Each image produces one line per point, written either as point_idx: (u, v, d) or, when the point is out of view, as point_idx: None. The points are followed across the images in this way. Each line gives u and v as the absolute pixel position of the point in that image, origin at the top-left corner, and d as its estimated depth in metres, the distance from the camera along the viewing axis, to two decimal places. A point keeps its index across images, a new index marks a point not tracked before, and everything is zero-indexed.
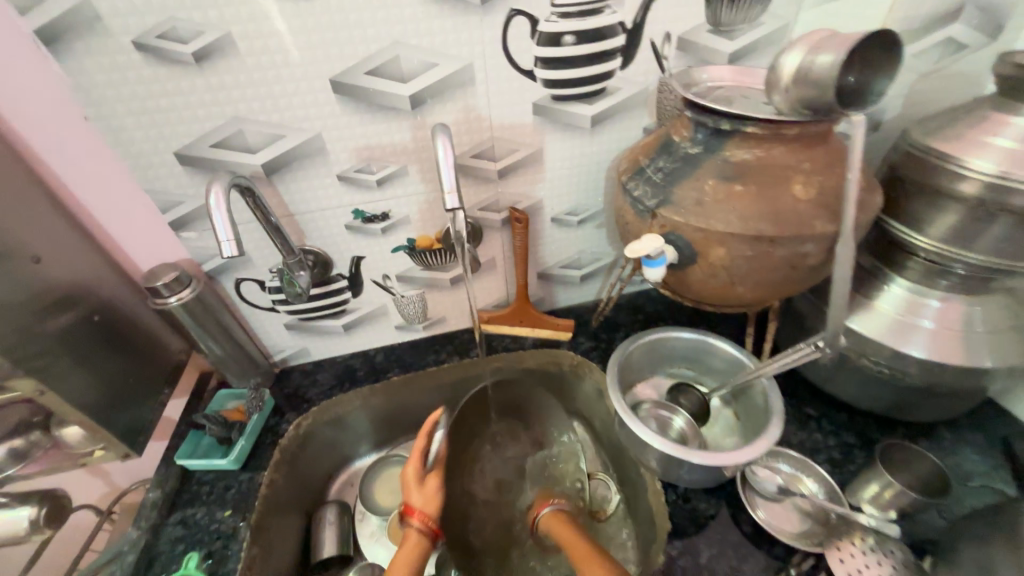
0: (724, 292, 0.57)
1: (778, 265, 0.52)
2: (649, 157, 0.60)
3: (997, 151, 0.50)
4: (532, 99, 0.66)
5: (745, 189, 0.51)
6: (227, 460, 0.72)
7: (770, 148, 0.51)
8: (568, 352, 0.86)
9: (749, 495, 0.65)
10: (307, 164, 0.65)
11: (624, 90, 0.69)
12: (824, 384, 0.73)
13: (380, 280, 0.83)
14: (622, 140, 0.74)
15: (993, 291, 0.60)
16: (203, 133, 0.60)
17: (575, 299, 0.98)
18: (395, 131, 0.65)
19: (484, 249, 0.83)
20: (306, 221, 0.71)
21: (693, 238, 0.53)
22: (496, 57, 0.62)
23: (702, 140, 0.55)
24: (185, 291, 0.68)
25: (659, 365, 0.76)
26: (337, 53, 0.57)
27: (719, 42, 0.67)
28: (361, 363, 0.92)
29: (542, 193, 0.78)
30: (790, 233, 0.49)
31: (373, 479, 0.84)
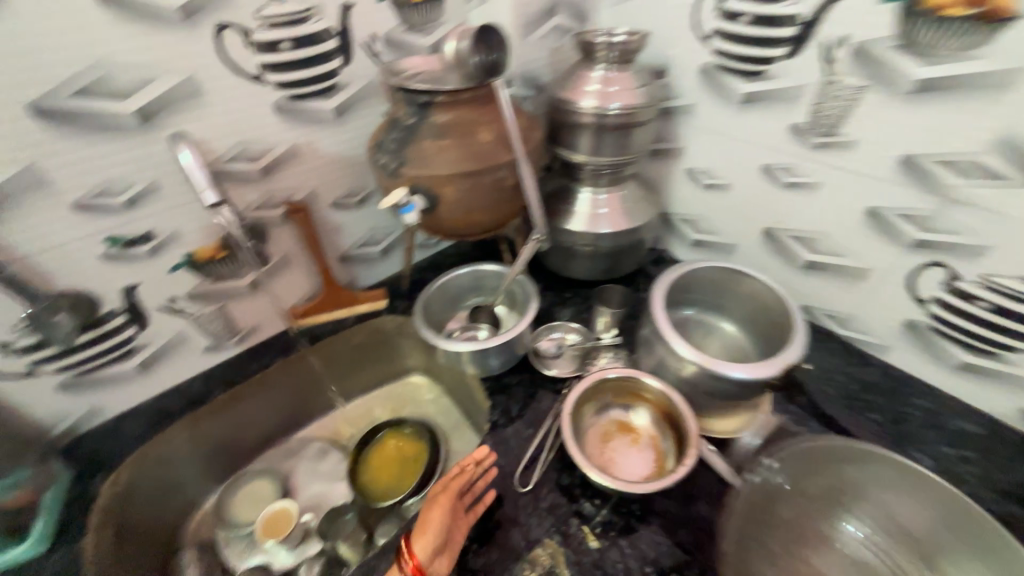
0: (468, 220, 0.77)
1: (490, 190, 0.74)
2: (385, 133, 0.76)
3: (591, 93, 0.80)
4: (270, 100, 0.74)
5: (450, 142, 0.70)
6: (28, 543, 0.67)
7: (458, 110, 0.71)
8: (388, 316, 1.01)
9: (542, 361, 0.88)
10: (27, 200, 0.61)
11: (355, 84, 0.82)
12: (568, 273, 1.03)
13: (168, 305, 0.80)
14: (369, 125, 0.88)
15: (628, 179, 0.95)
16: None
17: (384, 273, 1.10)
18: (129, 148, 0.65)
19: (275, 246, 0.88)
20: (46, 261, 0.66)
21: (428, 184, 0.71)
22: (219, 67, 0.68)
23: (414, 112, 0.72)
24: None
25: (456, 302, 0.94)
26: (27, 79, 0.56)
27: (417, 38, 0.86)
28: (176, 398, 0.87)
29: (313, 183, 0.87)
30: (486, 165, 0.71)
31: (229, 500, 0.86)
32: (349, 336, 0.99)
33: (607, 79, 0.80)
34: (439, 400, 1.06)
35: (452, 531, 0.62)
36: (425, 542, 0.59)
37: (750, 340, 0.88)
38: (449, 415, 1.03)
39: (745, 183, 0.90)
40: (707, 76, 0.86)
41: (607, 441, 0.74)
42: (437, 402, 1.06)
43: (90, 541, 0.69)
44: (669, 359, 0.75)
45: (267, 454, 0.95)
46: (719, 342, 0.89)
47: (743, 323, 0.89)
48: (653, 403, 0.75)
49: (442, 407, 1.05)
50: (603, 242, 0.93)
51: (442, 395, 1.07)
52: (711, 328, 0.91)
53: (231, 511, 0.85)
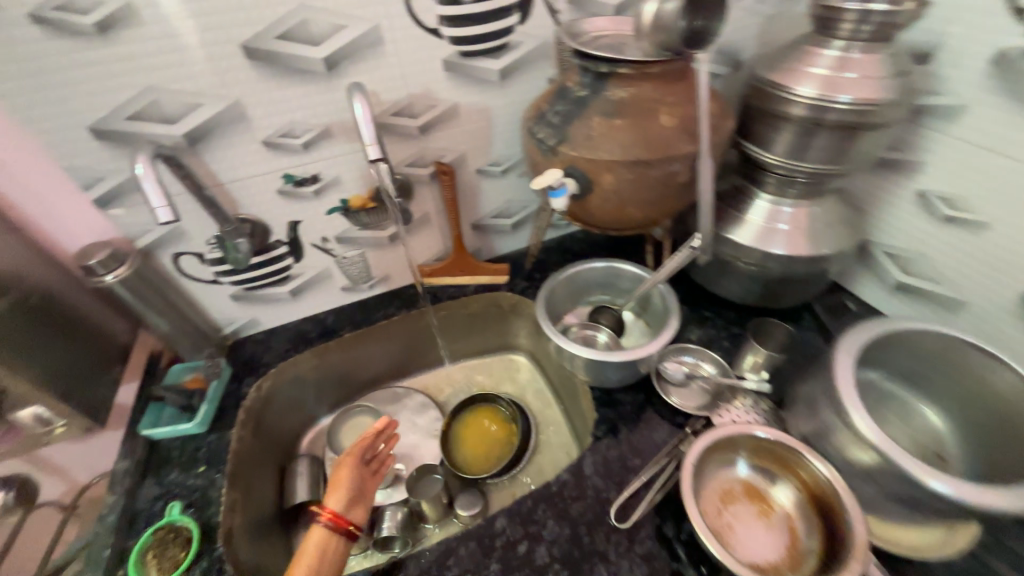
0: (620, 214, 0.68)
1: (655, 185, 0.63)
2: (549, 103, 0.68)
3: (814, 78, 0.62)
4: (441, 56, 0.72)
5: (622, 123, 0.60)
6: (194, 422, 0.77)
7: (641, 86, 0.60)
8: (506, 293, 0.99)
9: (663, 385, 0.77)
10: (230, 132, 0.67)
11: (526, 44, 0.76)
12: (713, 289, 0.88)
13: (320, 243, 0.87)
14: (531, 91, 0.82)
15: (826, 195, 0.75)
16: (118, 105, 0.60)
17: (510, 247, 1.07)
18: (313, 93, 0.68)
19: (417, 204, 0.89)
20: (237, 189, 0.73)
21: (586, 168, 0.63)
22: (402, 18, 0.67)
23: (588, 82, 0.63)
24: (122, 267, 0.70)
25: (579, 296, 0.87)
26: (244, 18, 0.60)
27: None
28: (313, 326, 0.96)
29: (463, 146, 0.84)
30: (659, 156, 0.60)
31: (339, 428, 0.94)
32: (466, 304, 0.99)
33: (843, 61, 0.61)
34: (538, 388, 1.03)
35: (362, 488, 0.67)
36: (337, 497, 0.64)
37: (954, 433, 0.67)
38: (547, 406, 1.00)
39: (1013, 224, 0.65)
40: (1000, 68, 0.61)
41: (727, 502, 0.62)
42: (536, 389, 1.03)
43: (235, 435, 0.79)
44: (838, 432, 0.59)
45: (374, 394, 1.02)
46: (906, 424, 0.69)
47: (952, 410, 0.67)
48: (803, 481, 0.61)
49: (540, 396, 1.02)
50: (774, 265, 0.76)
51: (541, 383, 1.04)
52: (898, 402, 0.71)
53: (340, 438, 0.93)
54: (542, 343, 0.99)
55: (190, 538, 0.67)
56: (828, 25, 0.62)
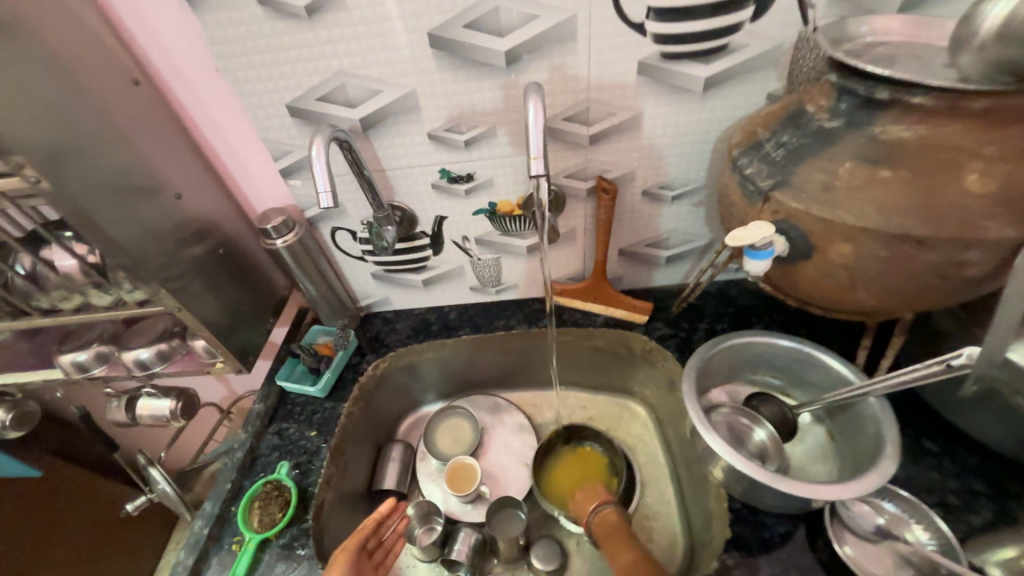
0: (840, 295, 0.48)
1: (920, 273, 0.42)
2: (771, 129, 0.51)
3: None
4: (638, 57, 0.60)
5: (894, 175, 0.41)
6: (316, 388, 0.82)
7: (943, 125, 0.40)
8: (640, 336, 0.84)
9: (836, 528, 0.57)
10: (401, 121, 0.66)
11: (751, 48, 0.59)
12: (949, 416, 0.62)
13: (460, 241, 0.84)
14: (740, 107, 0.64)
15: None
16: (311, 86, 0.62)
17: (658, 280, 0.91)
18: (486, 89, 0.63)
19: (565, 219, 0.80)
20: (396, 178, 0.73)
21: (811, 229, 0.45)
22: (604, 9, 0.56)
23: (845, 110, 0.45)
24: (290, 234, 0.76)
25: (739, 371, 0.69)
26: (437, 4, 0.56)
27: None
28: (435, 318, 0.96)
29: (635, 164, 0.72)
30: (946, 236, 0.39)
31: (436, 425, 0.92)
32: (592, 336, 0.86)
33: None
34: (651, 452, 0.86)
35: None
36: None
37: None
38: (657, 480, 0.82)
39: None
40: None
41: None
42: (649, 453, 0.86)
43: (346, 409, 0.82)
44: None
45: (478, 398, 0.97)
46: None
47: None
48: None
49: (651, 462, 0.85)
50: None
51: (656, 448, 0.86)
52: None
53: (435, 435, 0.91)
54: (672, 405, 0.81)
55: (287, 502, 0.72)
56: None
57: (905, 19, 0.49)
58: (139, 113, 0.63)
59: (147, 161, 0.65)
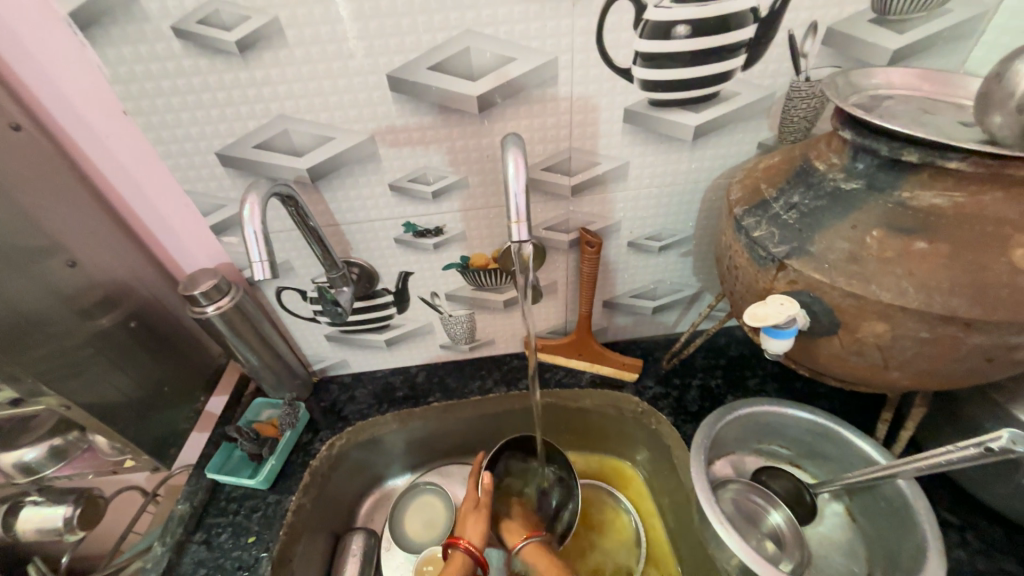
0: (868, 373, 0.43)
1: (965, 355, 0.38)
2: (777, 186, 0.46)
3: None
4: (624, 103, 0.54)
5: (931, 248, 0.37)
6: (256, 480, 0.68)
7: (979, 194, 0.37)
8: (631, 396, 0.75)
9: None
10: (357, 171, 0.57)
11: (743, 95, 0.55)
12: (969, 484, 0.57)
13: (428, 298, 0.75)
14: (731, 156, 0.60)
15: None
16: (247, 132, 0.53)
17: (644, 331, 0.85)
18: (456, 136, 0.55)
19: (546, 272, 0.73)
20: (352, 232, 0.63)
21: (839, 304, 0.39)
22: (588, 52, 0.50)
23: (863, 171, 0.41)
24: (224, 299, 0.63)
25: (745, 441, 0.62)
26: (397, 43, 0.48)
27: (883, 34, 0.51)
28: (401, 381, 0.85)
29: (620, 213, 0.65)
30: (1001, 319, 0.34)
31: (403, 507, 0.79)
32: (578, 398, 0.76)
33: None
34: (654, 530, 0.73)
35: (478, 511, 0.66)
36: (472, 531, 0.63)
37: None
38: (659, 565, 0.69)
39: None
40: None
41: None
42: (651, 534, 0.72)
43: (294, 502, 0.68)
44: None
45: (451, 468, 0.84)
46: None
47: None
48: None
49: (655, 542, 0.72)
50: None
51: (657, 525, 0.73)
52: None
53: (403, 519, 0.78)
54: (670, 476, 0.69)
55: None
56: None
57: (908, 72, 0.46)
58: (20, 163, 0.50)
59: (30, 220, 0.52)
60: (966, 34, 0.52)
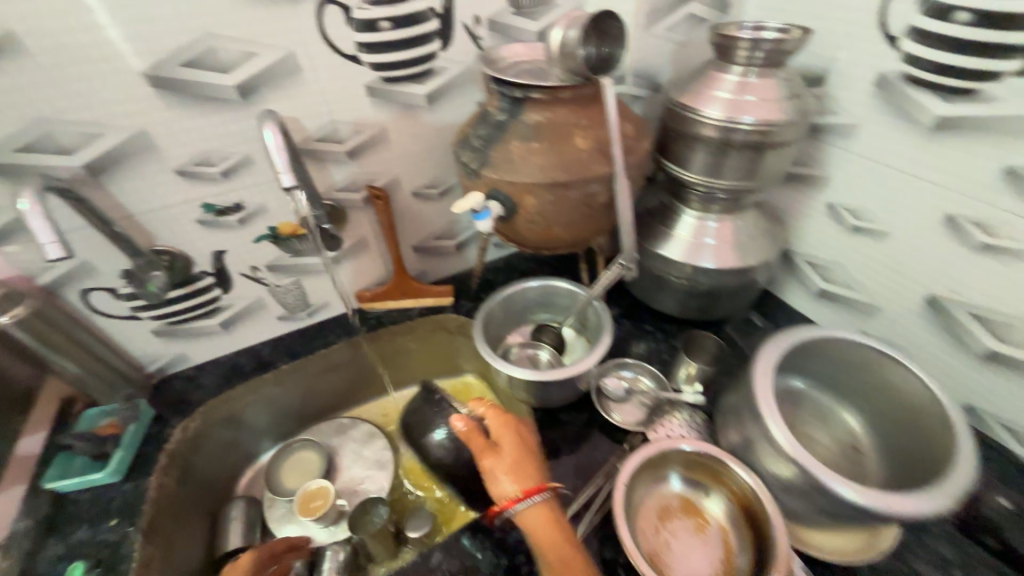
0: (545, 235, 0.68)
1: (576, 206, 0.64)
2: (472, 127, 0.69)
3: (721, 101, 0.66)
4: (363, 82, 0.72)
5: (540, 146, 0.62)
6: (105, 472, 0.72)
7: (555, 110, 0.62)
8: (451, 316, 0.97)
9: (603, 402, 0.77)
10: (138, 162, 0.64)
11: (451, 69, 0.77)
12: (652, 303, 0.90)
13: (249, 273, 0.84)
14: (461, 115, 0.82)
15: (743, 206, 0.78)
16: (3, 138, 0.57)
17: (455, 267, 1.06)
18: (226, 122, 0.67)
19: (352, 229, 0.88)
20: (151, 221, 0.70)
21: (507, 190, 0.63)
22: (319, 45, 0.66)
23: (507, 108, 0.65)
24: (18, 308, 0.65)
25: (520, 315, 0.87)
26: (145, 47, 0.58)
27: (526, 21, 0.77)
28: (247, 358, 0.92)
29: (395, 170, 0.84)
30: (576, 178, 0.61)
31: (279, 467, 0.90)
32: (410, 328, 0.96)
33: (744, 85, 0.65)
34: (497, 420, 0.97)
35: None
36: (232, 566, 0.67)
37: (874, 439, 0.72)
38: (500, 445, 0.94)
39: (913, 234, 0.72)
40: (884, 88, 0.68)
41: (665, 518, 0.62)
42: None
43: (154, 482, 0.73)
44: (760, 444, 0.61)
45: (321, 425, 0.98)
46: (828, 426, 0.75)
47: (872, 416, 0.72)
48: (734, 493, 0.61)
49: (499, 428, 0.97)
50: (703, 278, 0.79)
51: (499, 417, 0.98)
52: (825, 407, 0.76)
53: (280, 478, 0.89)
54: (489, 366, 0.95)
55: None
56: (728, 52, 0.66)
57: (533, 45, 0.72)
58: None
59: None
60: None
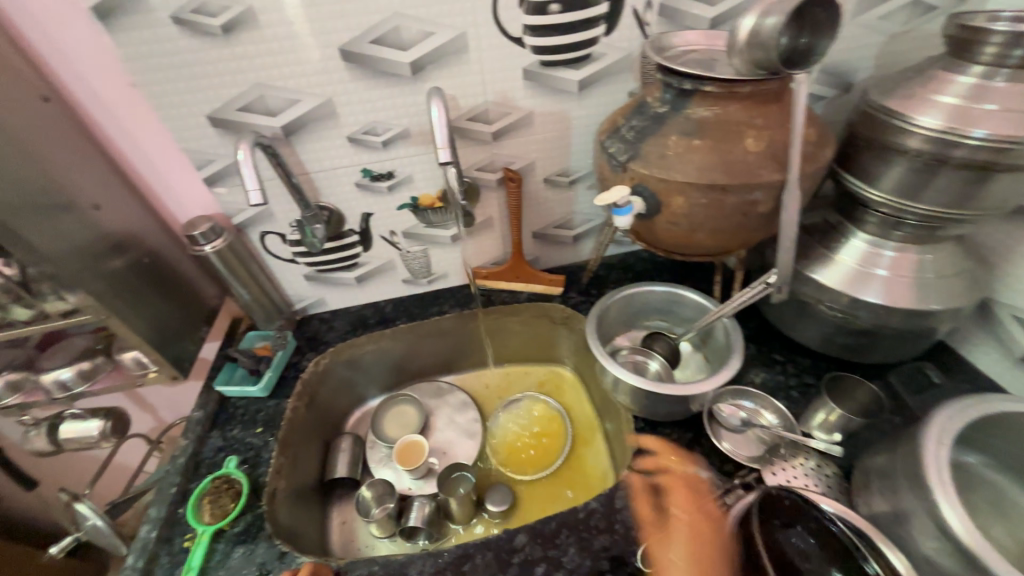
0: (686, 239, 0.63)
1: (731, 213, 0.58)
2: (625, 117, 0.66)
3: (941, 108, 0.55)
4: (521, 65, 0.72)
5: (703, 143, 0.57)
6: (258, 387, 0.85)
7: (726, 106, 0.57)
8: (558, 305, 0.97)
9: (714, 429, 0.71)
10: (321, 126, 0.73)
11: (609, 55, 0.74)
12: (788, 331, 0.80)
13: (388, 236, 0.92)
14: (609, 104, 0.80)
15: (938, 237, 0.65)
16: (230, 98, 0.68)
17: (570, 258, 1.05)
18: (396, 96, 0.72)
19: (482, 208, 0.91)
20: (321, 179, 0.79)
21: (655, 188, 0.59)
22: (489, 26, 0.68)
23: (670, 99, 0.61)
24: (219, 240, 0.79)
25: (634, 319, 0.83)
26: (344, 23, 0.65)
27: (700, 7, 0.72)
28: (372, 312, 1.01)
29: (533, 155, 0.84)
30: (739, 182, 0.55)
31: (384, 414, 0.99)
32: (517, 310, 0.98)
33: (981, 90, 0.53)
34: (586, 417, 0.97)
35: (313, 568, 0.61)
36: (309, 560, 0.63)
37: None
38: (588, 443, 0.94)
39: None
40: None
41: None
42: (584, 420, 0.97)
43: (291, 404, 0.85)
44: (920, 521, 0.51)
45: (423, 384, 1.05)
46: (1007, 521, 0.60)
47: None
48: None
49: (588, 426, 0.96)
50: (864, 314, 0.68)
51: (588, 415, 0.98)
52: (1010, 498, 0.61)
53: (384, 425, 0.98)
54: (589, 363, 0.95)
55: (239, 493, 0.73)
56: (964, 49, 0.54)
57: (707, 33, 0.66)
58: (49, 126, 0.64)
59: (59, 177, 0.66)
60: None
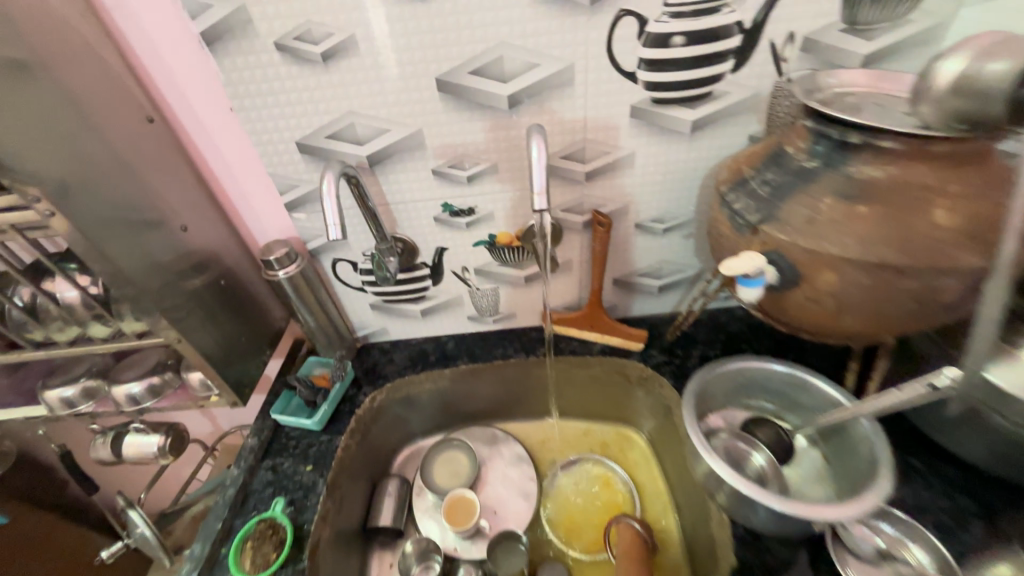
0: (828, 321, 0.51)
1: (900, 299, 0.46)
2: (755, 167, 0.55)
3: None
4: (630, 101, 0.64)
5: (871, 210, 0.45)
6: (312, 420, 0.81)
7: (904, 167, 0.45)
8: (636, 363, 0.86)
9: (838, 551, 0.58)
10: (407, 157, 0.69)
11: (732, 94, 0.64)
12: (939, 437, 0.64)
13: (459, 271, 0.86)
14: (723, 148, 0.70)
15: None
16: (321, 125, 0.66)
17: (652, 309, 0.94)
18: (488, 130, 0.67)
19: (563, 250, 0.83)
20: (399, 211, 0.75)
21: (798, 258, 0.48)
22: (599, 58, 0.61)
23: (822, 152, 0.49)
24: (292, 265, 0.76)
25: (734, 396, 0.71)
26: (445, 53, 0.60)
27: (853, 41, 0.60)
28: (433, 348, 0.96)
29: (627, 198, 0.76)
30: (920, 264, 0.43)
31: (433, 459, 0.91)
32: (589, 363, 0.88)
33: None
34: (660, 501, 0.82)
35: None
36: None
37: None
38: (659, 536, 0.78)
39: None
40: None
41: None
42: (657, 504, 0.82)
43: (343, 441, 0.81)
44: None
45: (476, 429, 0.97)
46: None
47: None
48: None
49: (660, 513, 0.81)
50: None
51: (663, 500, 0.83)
52: None
53: (433, 471, 0.90)
54: (669, 434, 0.81)
55: (282, 541, 0.69)
56: None
57: (866, 72, 0.55)
58: (150, 146, 0.64)
59: (153, 196, 0.66)
60: (927, 41, 0.61)
